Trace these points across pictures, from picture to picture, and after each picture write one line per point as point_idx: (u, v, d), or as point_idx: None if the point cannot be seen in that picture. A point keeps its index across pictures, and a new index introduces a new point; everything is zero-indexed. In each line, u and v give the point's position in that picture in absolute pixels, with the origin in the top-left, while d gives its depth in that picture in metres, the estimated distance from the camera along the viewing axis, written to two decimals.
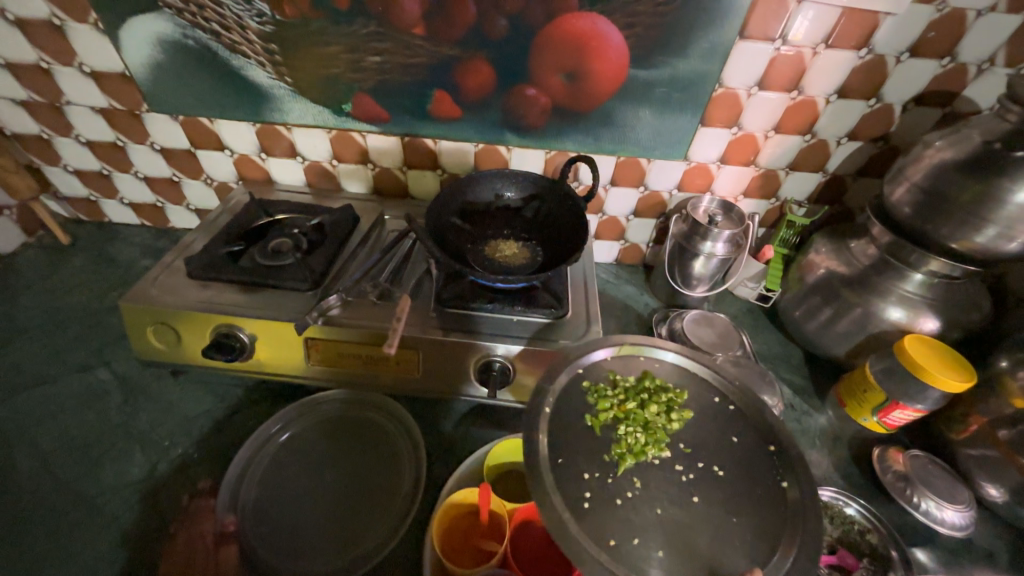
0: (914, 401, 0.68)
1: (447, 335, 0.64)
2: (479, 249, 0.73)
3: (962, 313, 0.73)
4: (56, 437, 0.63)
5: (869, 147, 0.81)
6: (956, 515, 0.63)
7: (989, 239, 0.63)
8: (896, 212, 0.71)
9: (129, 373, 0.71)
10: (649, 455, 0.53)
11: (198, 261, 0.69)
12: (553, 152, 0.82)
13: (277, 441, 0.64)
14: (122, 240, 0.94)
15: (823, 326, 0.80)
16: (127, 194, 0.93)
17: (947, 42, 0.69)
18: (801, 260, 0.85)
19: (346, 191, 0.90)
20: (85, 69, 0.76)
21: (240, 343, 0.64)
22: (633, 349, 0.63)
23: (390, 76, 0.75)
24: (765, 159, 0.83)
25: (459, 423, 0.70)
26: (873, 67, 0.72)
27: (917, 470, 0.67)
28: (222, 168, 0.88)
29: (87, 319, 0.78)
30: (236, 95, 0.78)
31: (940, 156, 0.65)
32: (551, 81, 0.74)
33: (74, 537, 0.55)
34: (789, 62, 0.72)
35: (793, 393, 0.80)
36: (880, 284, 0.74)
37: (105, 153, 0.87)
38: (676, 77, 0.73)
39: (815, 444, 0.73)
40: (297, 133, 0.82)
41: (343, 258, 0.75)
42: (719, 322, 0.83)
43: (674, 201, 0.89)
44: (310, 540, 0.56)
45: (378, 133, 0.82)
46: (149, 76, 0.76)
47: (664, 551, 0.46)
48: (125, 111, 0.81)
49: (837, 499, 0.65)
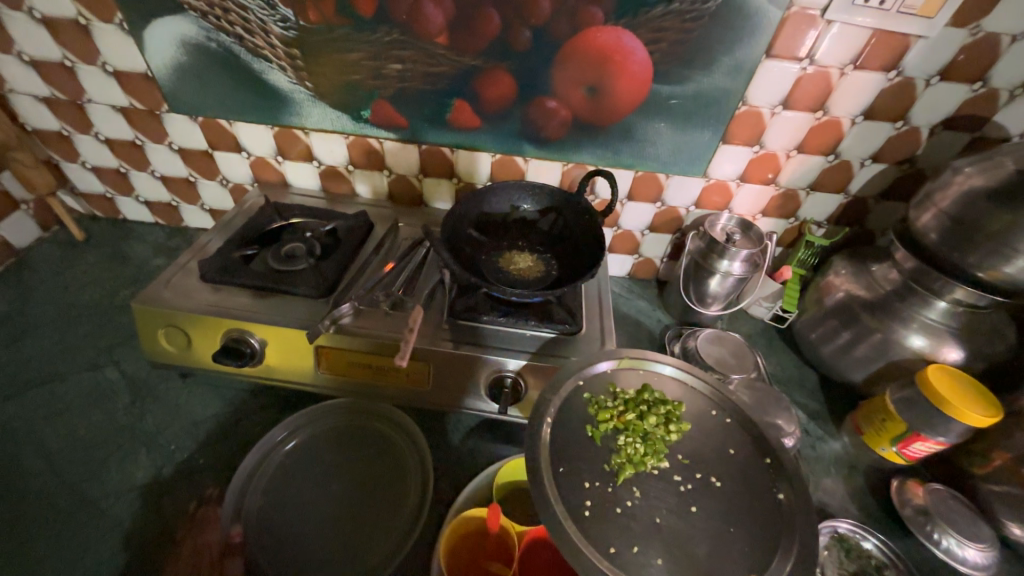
0: (935, 434, 0.65)
1: (458, 348, 0.63)
2: (493, 261, 0.72)
3: (986, 343, 0.71)
4: (62, 436, 0.63)
5: (893, 170, 0.79)
6: (978, 553, 0.61)
7: (1019, 270, 0.61)
8: (922, 237, 0.69)
9: (138, 373, 0.71)
10: (648, 466, 0.52)
11: (211, 264, 0.69)
12: (571, 164, 0.82)
13: (283, 449, 0.63)
14: (135, 237, 0.94)
15: (841, 351, 0.79)
16: (143, 192, 0.93)
17: (979, 66, 0.68)
18: (819, 281, 0.84)
19: (360, 196, 0.90)
20: (107, 68, 0.77)
21: (250, 349, 0.63)
22: (633, 361, 0.62)
23: (411, 84, 0.74)
24: (786, 178, 0.81)
25: (466, 436, 0.69)
26: (901, 89, 0.70)
27: (937, 504, 0.65)
28: (238, 169, 0.88)
29: (97, 316, 0.78)
30: (255, 98, 0.77)
31: (969, 183, 0.63)
32: (573, 93, 0.74)
33: (76, 540, 0.54)
34: (815, 82, 0.70)
35: (808, 418, 0.78)
36: (902, 310, 0.73)
37: (123, 151, 0.87)
38: (699, 94, 0.72)
39: (830, 472, 0.71)
40: (314, 137, 0.82)
41: (355, 265, 0.74)
42: (731, 340, 0.80)
43: (691, 217, 0.88)
44: (312, 554, 0.55)
45: (395, 140, 0.81)
46: (171, 77, 0.76)
47: (663, 558, 0.44)
48: (145, 110, 0.81)
49: (853, 532, 0.64)
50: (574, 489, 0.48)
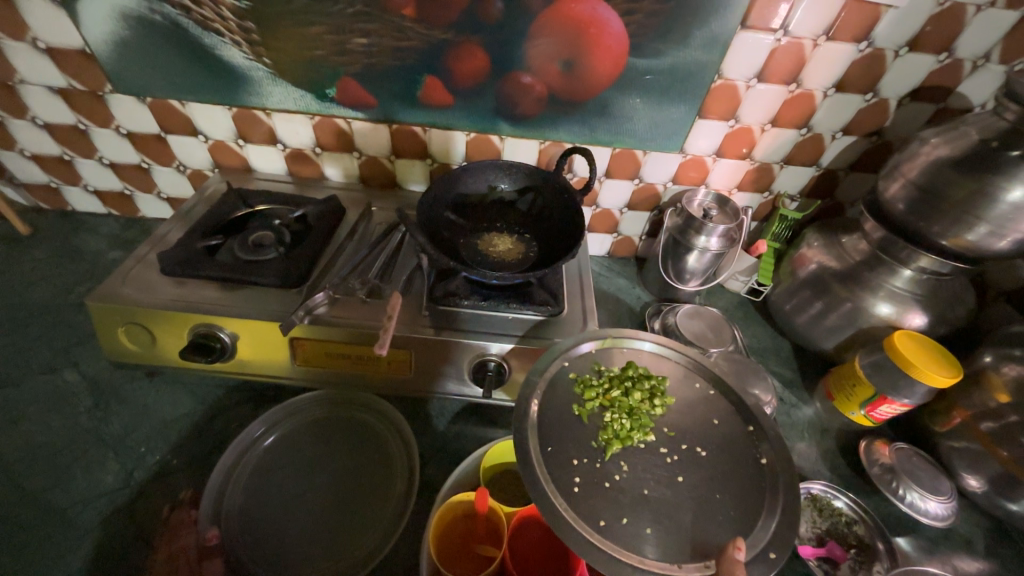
0: (901, 396, 0.69)
1: (439, 333, 0.61)
2: (472, 244, 0.70)
3: (948, 308, 0.74)
4: (21, 446, 0.59)
5: (863, 142, 0.80)
6: (938, 506, 0.65)
7: (980, 237, 0.63)
8: (890, 208, 0.71)
9: (100, 374, 0.67)
10: (634, 440, 0.52)
11: (172, 256, 0.65)
12: (548, 142, 0.80)
13: (261, 445, 0.62)
14: (88, 230, 0.88)
15: (813, 320, 0.81)
16: (92, 181, 0.86)
17: (946, 37, 0.69)
18: (793, 254, 0.85)
19: (329, 179, 0.86)
20: (40, 45, 0.70)
21: (220, 343, 0.60)
22: (615, 341, 0.62)
23: (378, 60, 0.70)
24: (761, 152, 0.82)
25: (451, 422, 0.68)
26: (871, 61, 0.71)
27: (902, 462, 0.69)
28: (196, 154, 0.83)
29: (50, 316, 0.73)
30: (209, 76, 0.72)
31: (936, 154, 0.65)
32: (547, 68, 0.71)
33: (44, 552, 0.52)
34: (789, 54, 0.70)
35: (783, 386, 0.81)
36: (870, 279, 0.75)
37: (65, 137, 0.80)
38: (676, 67, 0.71)
39: (803, 436, 0.74)
40: (277, 118, 0.78)
41: (329, 252, 0.71)
42: (709, 315, 0.82)
43: (669, 194, 0.88)
44: (296, 548, 0.54)
45: (364, 120, 0.77)
46: (113, 55, 0.70)
47: (652, 528, 0.45)
48: (86, 91, 0.75)
49: (826, 492, 0.67)
50: (560, 468, 0.49)
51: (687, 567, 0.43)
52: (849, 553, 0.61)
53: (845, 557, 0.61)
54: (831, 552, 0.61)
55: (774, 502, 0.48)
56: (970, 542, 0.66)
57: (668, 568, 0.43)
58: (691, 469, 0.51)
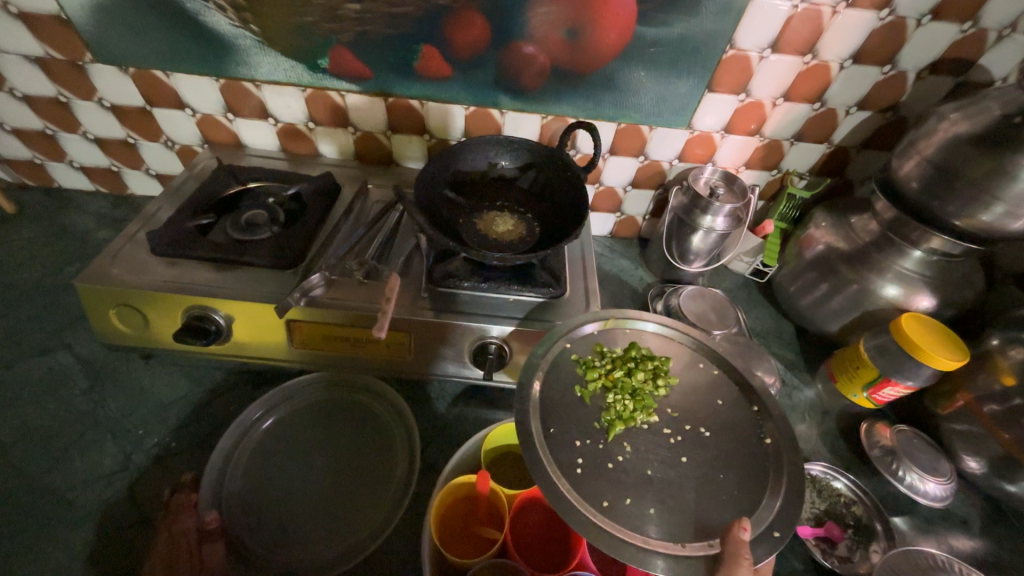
0: (905, 378, 0.68)
1: (438, 315, 0.60)
2: (472, 224, 0.68)
3: (956, 290, 0.73)
4: (17, 428, 0.58)
5: (877, 118, 0.77)
6: (937, 487, 0.66)
7: (995, 217, 0.61)
8: (904, 186, 0.69)
9: (94, 356, 0.66)
10: (637, 420, 0.52)
11: (163, 236, 0.63)
12: (551, 117, 0.76)
13: (260, 428, 0.61)
14: (77, 208, 0.86)
15: (818, 302, 0.80)
16: (77, 157, 0.83)
17: (972, 4, 0.65)
18: (800, 235, 0.84)
19: (323, 155, 0.83)
20: (12, 10, 0.66)
21: (215, 326, 0.59)
22: (617, 322, 0.61)
23: (371, 28, 0.67)
24: (771, 128, 0.79)
25: (452, 404, 0.68)
26: (892, 30, 0.67)
27: (902, 444, 0.69)
28: (185, 129, 0.79)
29: (39, 297, 0.71)
30: (193, 44, 0.69)
31: (955, 130, 0.62)
32: (550, 37, 0.68)
33: (45, 535, 0.52)
34: (807, 22, 0.67)
35: (785, 367, 0.80)
36: (878, 260, 0.73)
37: (46, 109, 0.77)
38: (686, 37, 0.68)
39: (804, 418, 0.74)
40: (267, 91, 0.74)
41: (325, 232, 0.69)
42: (713, 296, 0.80)
43: (675, 171, 0.85)
44: (296, 531, 0.54)
45: (359, 93, 0.74)
46: (91, 20, 0.67)
47: (656, 508, 0.45)
48: (65, 61, 0.71)
49: (826, 473, 0.67)
50: (561, 450, 0.48)
51: (691, 547, 0.43)
52: (846, 533, 0.62)
53: (842, 537, 0.62)
54: (829, 532, 0.62)
55: (777, 482, 0.48)
56: (966, 521, 0.66)
57: (673, 548, 0.43)
58: (691, 444, 0.50)
